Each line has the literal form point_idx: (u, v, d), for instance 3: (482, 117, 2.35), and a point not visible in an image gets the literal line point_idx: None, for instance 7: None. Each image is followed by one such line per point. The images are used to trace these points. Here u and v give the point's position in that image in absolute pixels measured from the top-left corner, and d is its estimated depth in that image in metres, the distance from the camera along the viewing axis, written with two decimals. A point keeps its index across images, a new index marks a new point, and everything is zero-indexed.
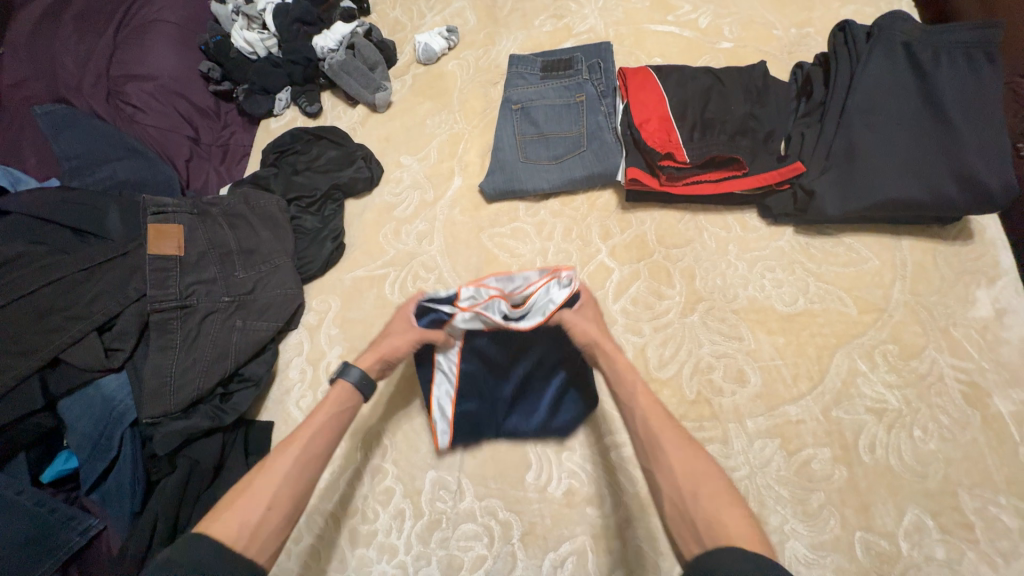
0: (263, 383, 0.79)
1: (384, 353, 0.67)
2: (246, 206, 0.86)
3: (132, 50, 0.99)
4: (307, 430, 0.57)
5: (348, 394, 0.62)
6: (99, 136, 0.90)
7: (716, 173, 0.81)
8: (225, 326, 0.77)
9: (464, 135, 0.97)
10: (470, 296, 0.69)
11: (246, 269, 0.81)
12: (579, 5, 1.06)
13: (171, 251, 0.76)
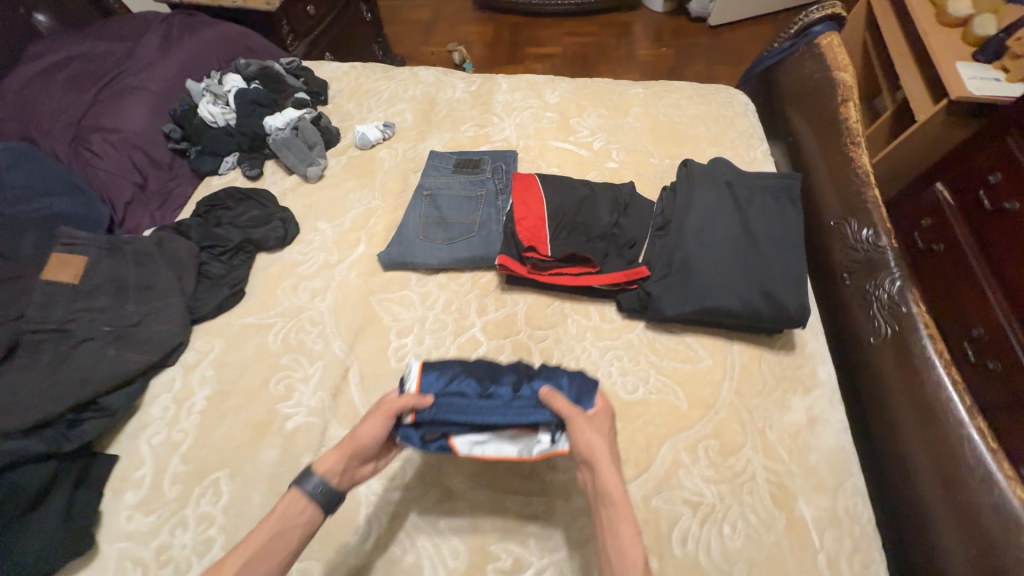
0: (119, 415, 0.81)
1: (348, 450, 0.64)
2: (155, 250, 0.95)
3: (108, 107, 1.14)
4: (251, 547, 0.58)
5: (309, 506, 0.62)
6: (47, 174, 1.02)
7: (580, 275, 0.93)
8: (96, 355, 0.81)
9: (377, 211, 1.10)
10: (468, 446, 0.70)
11: (137, 303, 0.88)
12: (499, 120, 1.27)
13: (66, 278, 0.85)
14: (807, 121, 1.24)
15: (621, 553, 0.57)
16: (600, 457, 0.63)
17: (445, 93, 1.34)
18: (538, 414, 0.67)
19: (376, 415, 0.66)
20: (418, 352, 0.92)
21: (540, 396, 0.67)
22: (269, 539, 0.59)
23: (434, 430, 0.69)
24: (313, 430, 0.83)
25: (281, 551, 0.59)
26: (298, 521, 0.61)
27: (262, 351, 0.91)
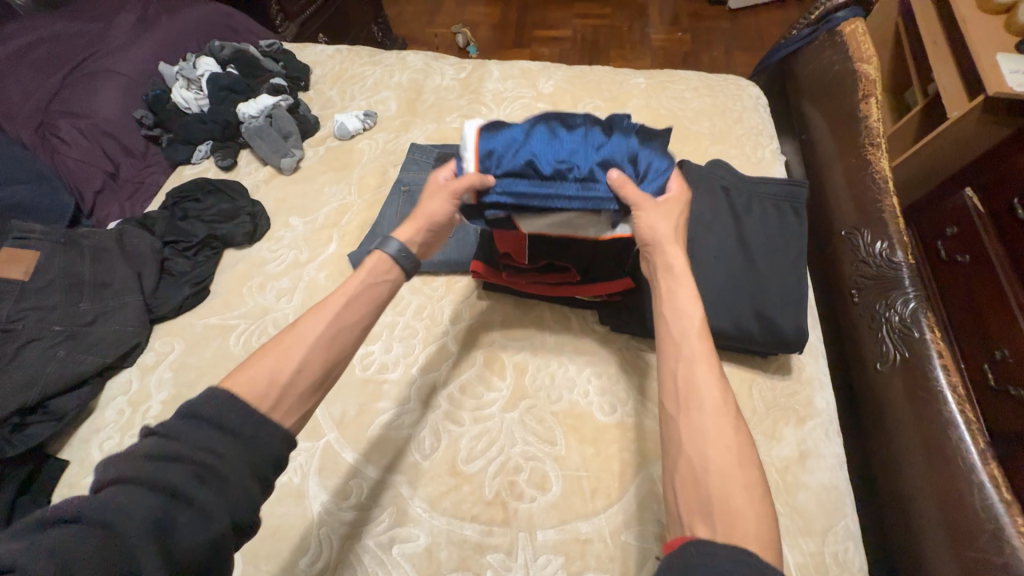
0: (68, 419, 0.78)
1: (422, 225, 0.64)
2: (115, 246, 0.91)
3: (77, 91, 1.10)
4: (339, 295, 0.58)
5: (384, 264, 0.62)
6: (9, 160, 0.98)
7: (564, 288, 0.86)
8: (44, 356, 0.78)
9: (352, 206, 1.04)
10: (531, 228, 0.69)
11: (93, 302, 0.85)
12: (488, 110, 1.19)
13: (16, 275, 0.82)
14: (823, 117, 1.12)
15: (680, 314, 0.56)
16: (668, 240, 0.62)
17: (433, 80, 1.26)
18: (603, 189, 0.63)
19: (432, 191, 0.67)
20: (385, 361, 0.87)
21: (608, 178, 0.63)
22: (345, 300, 0.58)
23: (498, 220, 0.68)
24: None
25: (359, 309, 0.59)
26: (379, 280, 0.61)
27: (223, 354, 0.87)
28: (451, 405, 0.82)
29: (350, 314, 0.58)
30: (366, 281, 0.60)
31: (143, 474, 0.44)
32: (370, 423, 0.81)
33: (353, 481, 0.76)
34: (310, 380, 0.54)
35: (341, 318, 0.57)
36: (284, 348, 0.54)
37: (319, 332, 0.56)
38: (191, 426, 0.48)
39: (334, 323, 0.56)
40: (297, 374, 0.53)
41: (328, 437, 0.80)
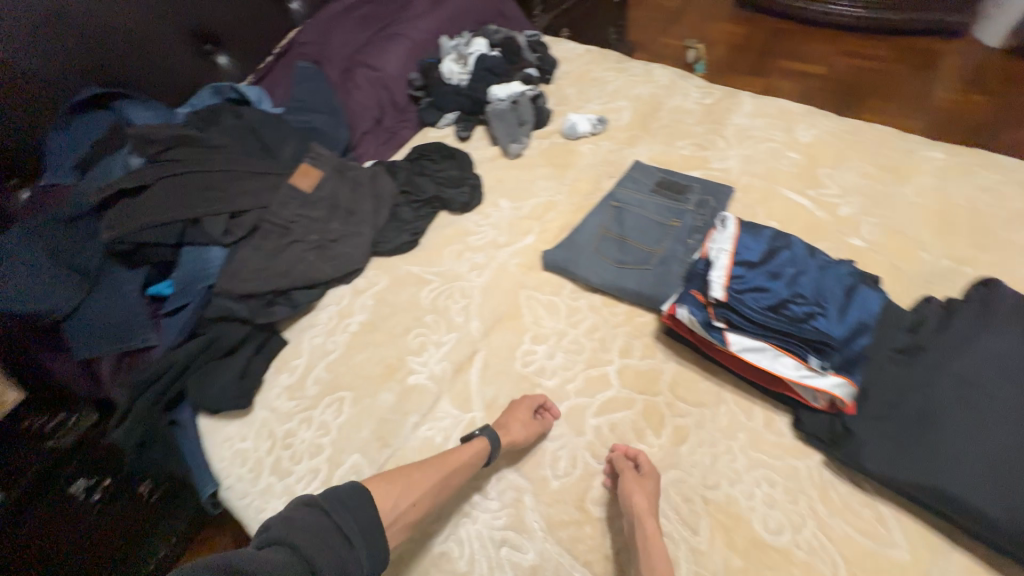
0: (299, 309, 0.96)
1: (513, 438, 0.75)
2: (366, 181, 1.06)
3: (377, 49, 1.33)
4: (456, 458, 0.73)
5: (484, 451, 0.74)
6: (320, 95, 1.24)
7: (761, 376, 0.75)
8: (299, 256, 0.96)
9: (558, 205, 1.06)
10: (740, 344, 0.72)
11: (339, 224, 1.00)
12: (726, 145, 1.09)
13: (304, 187, 1.00)
14: None
15: None
16: (645, 512, 0.66)
17: (673, 100, 1.21)
18: (825, 328, 0.72)
19: (525, 402, 0.80)
20: (545, 366, 0.87)
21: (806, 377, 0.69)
22: (453, 470, 0.71)
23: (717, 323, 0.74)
24: (427, 393, 0.86)
25: (458, 481, 0.72)
26: (480, 459, 0.74)
27: (414, 302, 0.97)
28: (596, 438, 0.79)
29: (459, 476, 0.71)
30: (475, 455, 0.73)
31: (298, 538, 0.57)
32: None
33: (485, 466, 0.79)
34: (412, 516, 0.66)
35: (452, 477, 0.71)
36: (409, 481, 0.68)
37: (430, 484, 0.69)
38: (329, 508, 0.61)
39: (441, 487, 0.70)
40: (406, 511, 0.66)
41: (474, 413, 0.84)
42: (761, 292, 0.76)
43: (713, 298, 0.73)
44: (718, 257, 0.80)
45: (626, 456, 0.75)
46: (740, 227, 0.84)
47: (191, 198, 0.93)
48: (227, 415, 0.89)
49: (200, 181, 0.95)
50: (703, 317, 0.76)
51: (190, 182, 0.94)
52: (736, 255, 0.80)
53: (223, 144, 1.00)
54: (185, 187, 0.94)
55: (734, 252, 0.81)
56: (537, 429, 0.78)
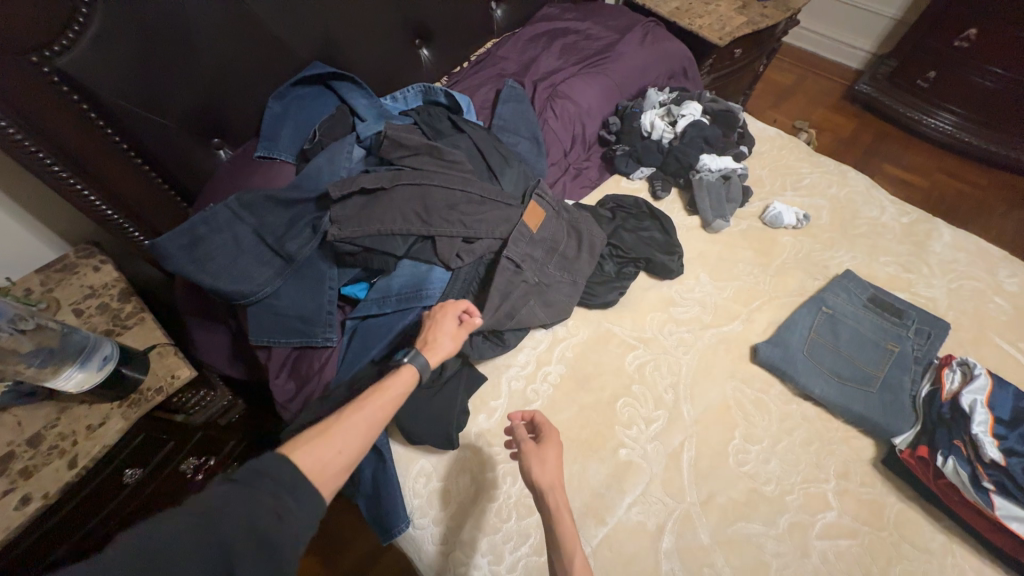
0: (505, 348, 0.93)
1: (441, 353, 0.74)
2: (589, 234, 1.03)
3: (581, 82, 1.30)
4: (380, 396, 0.63)
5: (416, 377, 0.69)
6: (524, 119, 1.19)
7: (1012, 543, 0.74)
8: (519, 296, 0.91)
9: (762, 296, 1.05)
10: (1004, 509, 0.72)
11: (557, 270, 0.97)
12: (929, 272, 1.09)
13: (531, 226, 0.96)
14: None
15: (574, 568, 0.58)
16: (558, 485, 0.65)
17: (870, 210, 1.20)
18: None
19: (450, 310, 0.79)
20: (760, 470, 0.85)
21: None
22: (386, 399, 0.63)
23: (979, 481, 0.74)
24: (639, 473, 0.83)
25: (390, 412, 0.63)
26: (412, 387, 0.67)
27: (618, 366, 0.94)
28: (822, 563, 0.77)
29: (388, 409, 0.63)
30: (402, 390, 0.66)
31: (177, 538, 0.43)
32: (733, 523, 0.80)
33: (707, 569, 0.76)
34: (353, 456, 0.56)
35: (379, 412, 0.62)
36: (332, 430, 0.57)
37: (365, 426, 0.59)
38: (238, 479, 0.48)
39: (375, 423, 0.60)
40: (338, 453, 0.55)
41: (689, 506, 0.81)
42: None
43: (988, 458, 0.74)
44: (976, 406, 0.79)
45: (522, 420, 0.75)
46: (991, 377, 0.83)
47: (431, 213, 0.91)
48: (423, 450, 0.84)
49: (435, 196, 0.92)
50: (966, 471, 0.76)
51: (431, 197, 0.92)
52: (991, 408, 0.80)
53: (458, 161, 0.99)
54: (426, 201, 0.92)
55: (990, 405, 0.80)
56: (460, 334, 0.78)
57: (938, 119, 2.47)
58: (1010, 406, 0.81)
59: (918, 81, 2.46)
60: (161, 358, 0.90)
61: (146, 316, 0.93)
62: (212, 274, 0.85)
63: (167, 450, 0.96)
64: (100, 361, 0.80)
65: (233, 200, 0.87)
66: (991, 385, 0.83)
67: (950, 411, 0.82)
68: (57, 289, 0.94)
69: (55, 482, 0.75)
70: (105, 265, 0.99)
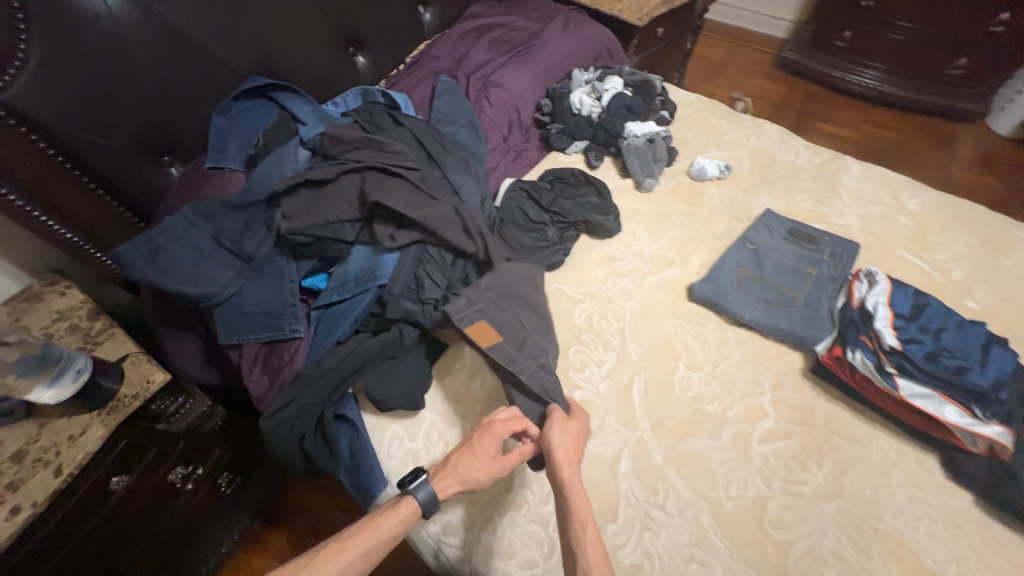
0: None
1: (459, 479, 0.73)
2: (534, 286, 0.99)
3: (511, 71, 1.39)
4: (363, 536, 0.68)
5: (415, 513, 0.71)
6: (460, 110, 1.28)
7: (917, 419, 0.84)
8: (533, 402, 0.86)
9: (694, 241, 1.14)
10: (906, 388, 0.82)
11: (542, 338, 0.94)
12: (841, 203, 1.20)
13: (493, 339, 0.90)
14: None
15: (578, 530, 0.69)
16: (574, 452, 0.77)
17: (786, 156, 1.32)
18: (978, 380, 0.81)
19: (493, 432, 0.77)
20: (703, 392, 0.93)
21: (982, 416, 0.78)
22: (365, 542, 0.67)
23: (881, 367, 0.84)
24: (594, 409, 0.91)
25: (370, 561, 0.67)
26: (405, 527, 0.71)
27: (568, 319, 1.02)
28: (763, 464, 0.85)
29: (368, 556, 0.67)
30: (393, 531, 0.70)
31: None
32: (682, 442, 0.87)
33: (661, 483, 0.83)
34: None
35: (357, 557, 0.66)
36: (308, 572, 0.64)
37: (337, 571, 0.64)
38: None
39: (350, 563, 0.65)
40: None
41: (642, 433, 0.88)
42: (918, 342, 0.86)
43: (886, 345, 0.84)
44: (877, 305, 0.90)
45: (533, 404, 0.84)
46: (888, 281, 0.94)
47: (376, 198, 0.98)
48: (395, 415, 0.92)
49: (382, 181, 0.99)
50: (871, 361, 0.86)
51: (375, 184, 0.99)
52: (889, 305, 0.91)
53: (398, 150, 1.06)
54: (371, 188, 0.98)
55: (888, 302, 0.91)
56: (488, 464, 0.75)
57: (862, 76, 2.64)
58: (904, 301, 0.92)
59: (836, 42, 2.63)
60: (135, 365, 0.94)
61: (117, 331, 0.98)
62: (176, 278, 0.90)
63: (151, 456, 1.00)
64: (73, 375, 0.84)
65: (188, 210, 0.93)
66: (890, 286, 0.93)
67: (857, 313, 0.92)
68: (24, 316, 0.97)
69: (43, 490, 0.80)
70: (71, 289, 1.03)
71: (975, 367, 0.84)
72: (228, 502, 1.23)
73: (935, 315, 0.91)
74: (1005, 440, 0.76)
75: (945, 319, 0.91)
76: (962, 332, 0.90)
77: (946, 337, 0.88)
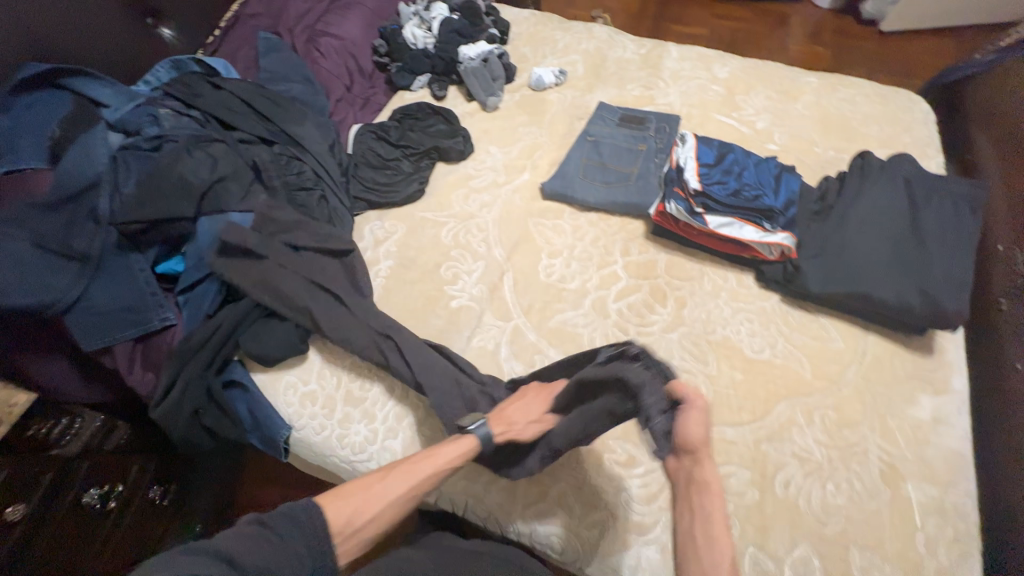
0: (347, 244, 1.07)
1: (505, 418, 0.79)
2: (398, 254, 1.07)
3: (335, 17, 1.35)
4: (427, 464, 0.74)
5: (471, 448, 0.76)
6: (289, 65, 1.23)
7: (731, 246, 0.99)
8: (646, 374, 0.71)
9: (542, 146, 1.22)
10: (717, 222, 0.97)
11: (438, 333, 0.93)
12: (665, 85, 1.32)
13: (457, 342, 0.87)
14: (986, 127, 1.11)
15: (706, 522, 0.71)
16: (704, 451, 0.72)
17: (615, 52, 1.41)
18: (770, 203, 0.98)
19: (545, 394, 0.82)
20: (564, 274, 1.04)
21: (770, 229, 0.95)
22: (423, 467, 0.73)
23: (688, 211, 0.98)
24: (471, 312, 0.99)
25: (432, 482, 0.74)
26: (462, 458, 0.76)
27: (436, 242, 1.07)
28: (619, 317, 0.98)
29: (427, 482, 0.73)
30: (450, 461, 0.75)
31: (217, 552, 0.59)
32: (552, 318, 0.98)
33: (537, 356, 0.94)
34: (375, 526, 0.69)
35: (419, 484, 0.72)
36: (370, 492, 0.70)
37: (394, 496, 0.71)
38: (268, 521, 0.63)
39: (407, 484, 0.72)
40: (365, 522, 0.68)
41: (517, 320, 0.98)
42: (723, 183, 1.00)
43: (692, 190, 0.98)
44: (688, 160, 1.04)
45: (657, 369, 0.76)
46: (696, 139, 1.07)
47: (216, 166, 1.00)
48: (287, 366, 0.95)
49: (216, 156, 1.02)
50: (686, 207, 1.00)
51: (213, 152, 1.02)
52: (699, 158, 1.04)
53: (229, 122, 1.09)
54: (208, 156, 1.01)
55: (697, 155, 1.04)
56: (530, 419, 0.80)
57: None
58: (710, 152, 1.05)
59: None
60: None
61: None
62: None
63: (49, 483, 0.86)
64: None
65: None
66: (698, 143, 1.07)
67: (676, 171, 1.04)
68: None
69: None
70: None
71: (768, 193, 1.00)
72: (169, 516, 1.13)
73: (736, 156, 1.05)
74: (787, 242, 0.94)
75: (746, 159, 1.06)
76: (760, 165, 1.05)
77: (747, 173, 1.03)
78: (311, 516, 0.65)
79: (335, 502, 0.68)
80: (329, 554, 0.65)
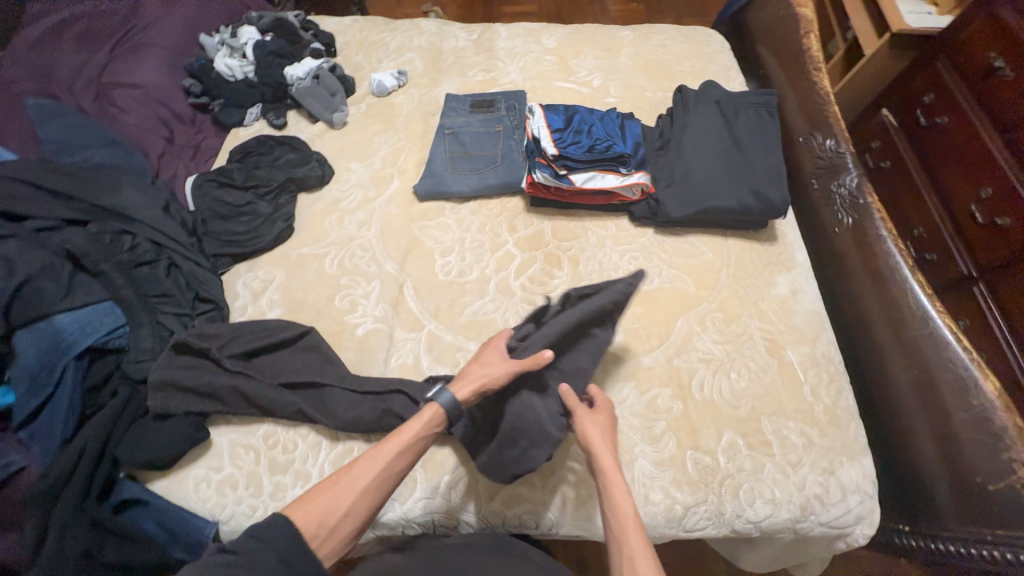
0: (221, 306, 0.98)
1: (475, 385, 0.75)
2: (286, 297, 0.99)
3: (124, 64, 1.18)
4: (394, 441, 0.69)
5: (438, 415, 0.72)
6: (81, 128, 1.06)
7: (601, 197, 1.07)
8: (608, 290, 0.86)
9: (403, 150, 1.20)
10: (581, 178, 1.04)
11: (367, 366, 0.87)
12: (504, 64, 1.37)
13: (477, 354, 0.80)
14: (765, 43, 1.33)
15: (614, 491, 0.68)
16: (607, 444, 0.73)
17: (449, 42, 1.42)
18: (621, 149, 1.06)
19: (494, 344, 0.79)
20: (462, 267, 1.04)
21: (627, 171, 1.05)
22: (393, 445, 0.68)
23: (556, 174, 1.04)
24: (381, 334, 0.96)
25: (407, 459, 0.69)
26: (433, 429, 0.72)
27: (322, 275, 1.01)
28: (525, 292, 1.01)
29: (404, 458, 0.69)
30: (418, 432, 0.70)
31: None
32: (464, 313, 0.98)
33: (459, 354, 0.94)
34: (353, 523, 0.64)
35: (394, 462, 0.68)
36: (338, 486, 0.65)
37: (369, 479, 0.66)
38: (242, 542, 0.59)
39: (377, 464, 0.67)
40: (342, 518, 0.63)
41: (430, 326, 0.97)
42: (576, 142, 1.08)
43: (551, 155, 1.04)
44: (541, 129, 1.09)
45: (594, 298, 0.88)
46: (542, 108, 1.13)
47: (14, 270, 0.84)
48: (190, 459, 0.85)
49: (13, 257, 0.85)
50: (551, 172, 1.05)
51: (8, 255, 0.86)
52: (549, 125, 1.10)
53: (18, 213, 0.92)
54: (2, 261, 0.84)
55: (547, 123, 1.10)
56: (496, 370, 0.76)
57: None
58: (558, 117, 1.12)
59: None
60: None
61: None
62: None
63: None
64: None
65: None
66: (545, 111, 1.13)
67: (534, 142, 1.09)
68: None
69: None
70: None
71: (617, 140, 1.09)
72: None
73: (581, 115, 1.13)
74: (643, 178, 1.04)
75: (590, 115, 1.14)
76: (603, 118, 1.14)
77: (595, 128, 1.11)
78: (280, 526, 0.60)
79: (305, 505, 0.63)
80: (310, 560, 0.60)
